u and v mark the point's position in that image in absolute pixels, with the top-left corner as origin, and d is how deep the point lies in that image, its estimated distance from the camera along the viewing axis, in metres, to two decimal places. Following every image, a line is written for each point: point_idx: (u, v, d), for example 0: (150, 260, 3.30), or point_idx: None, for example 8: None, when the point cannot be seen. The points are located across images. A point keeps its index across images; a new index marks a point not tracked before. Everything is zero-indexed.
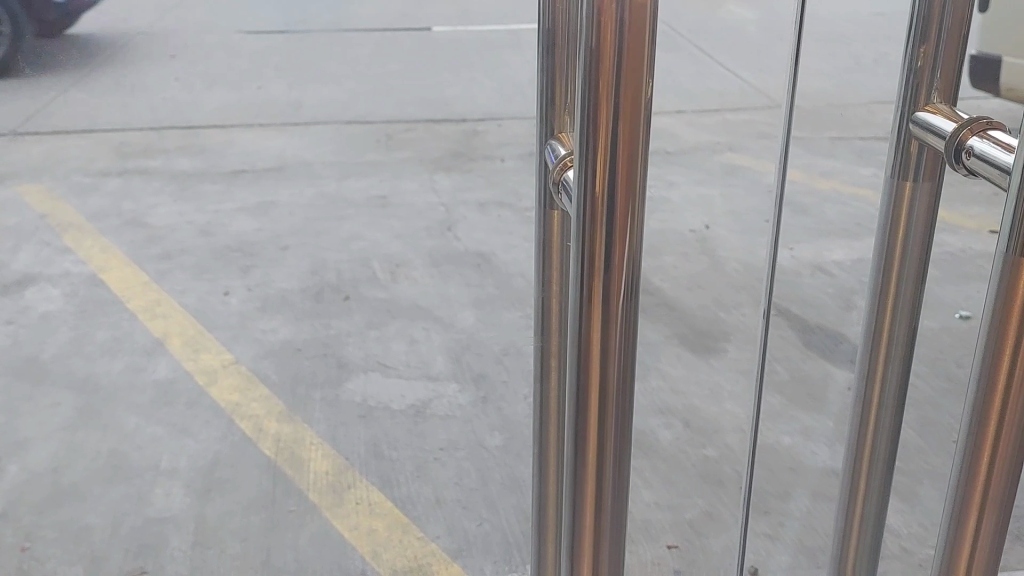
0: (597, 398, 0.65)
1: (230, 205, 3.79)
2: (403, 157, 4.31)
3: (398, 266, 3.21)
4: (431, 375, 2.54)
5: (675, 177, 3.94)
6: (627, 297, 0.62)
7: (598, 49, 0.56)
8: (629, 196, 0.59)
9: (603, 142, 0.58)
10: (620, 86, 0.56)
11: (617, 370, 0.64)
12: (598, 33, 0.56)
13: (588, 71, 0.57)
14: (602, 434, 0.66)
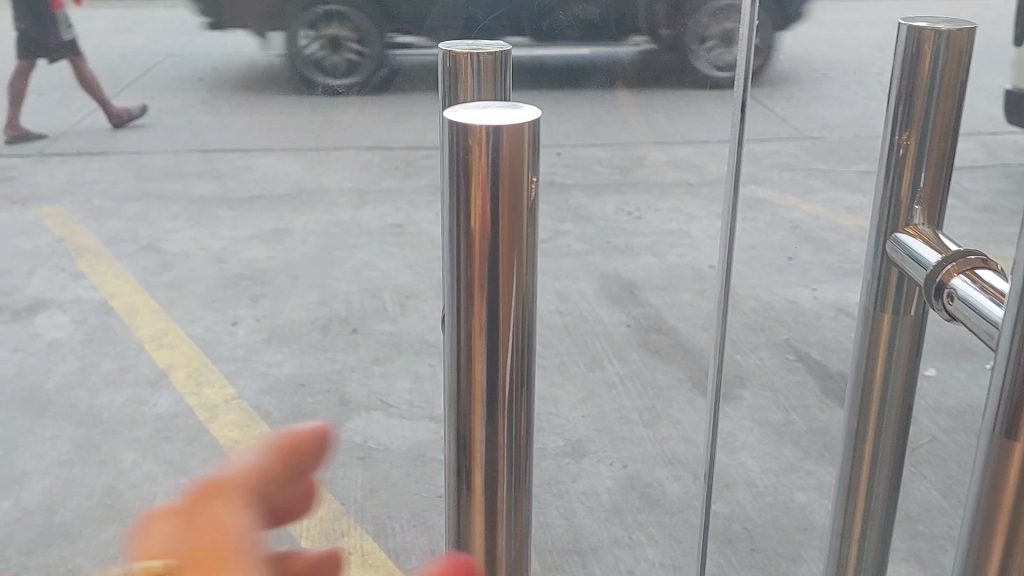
0: (486, 510, 0.65)
1: (245, 231, 3.76)
2: (421, 184, 4.28)
3: (408, 297, 3.15)
4: (434, 416, 2.48)
5: (695, 211, 3.89)
6: (518, 402, 0.62)
7: (467, 171, 0.54)
8: (511, 311, 0.58)
9: (477, 271, 0.56)
10: (494, 209, 0.54)
11: (506, 482, 0.64)
12: (465, 153, 0.54)
13: (458, 193, 0.55)
14: (490, 535, 0.65)
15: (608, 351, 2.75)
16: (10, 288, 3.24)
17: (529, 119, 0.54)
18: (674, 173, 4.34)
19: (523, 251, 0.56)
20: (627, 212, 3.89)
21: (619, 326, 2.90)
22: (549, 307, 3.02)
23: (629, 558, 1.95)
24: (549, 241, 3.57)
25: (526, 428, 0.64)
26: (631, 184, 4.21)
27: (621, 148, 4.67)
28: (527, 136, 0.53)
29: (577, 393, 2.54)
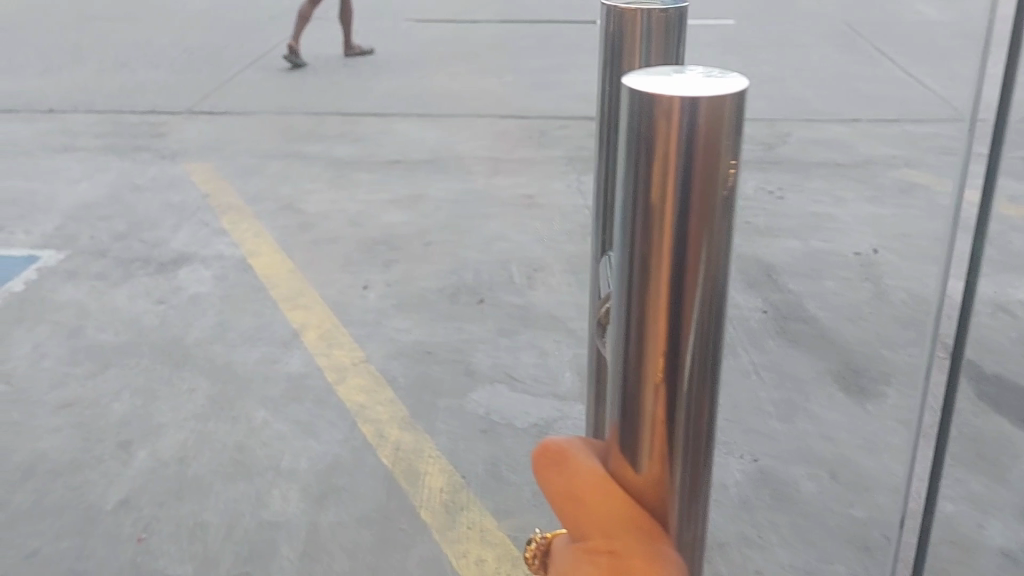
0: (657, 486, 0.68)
1: (381, 196, 3.79)
2: (557, 155, 4.22)
3: (539, 270, 3.10)
4: (560, 394, 2.41)
5: (843, 193, 3.71)
6: (696, 376, 0.65)
7: (647, 152, 0.59)
8: (696, 284, 0.62)
9: (658, 236, 0.61)
10: (686, 189, 0.59)
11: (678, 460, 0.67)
12: (649, 137, 0.59)
13: (644, 161, 0.60)
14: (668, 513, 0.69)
15: (743, 338, 2.64)
16: (157, 242, 3.36)
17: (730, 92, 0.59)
18: (823, 152, 4.14)
19: (711, 228, 0.61)
20: (769, 191, 3.74)
21: (756, 312, 2.78)
22: None
23: (759, 559, 1.85)
24: None
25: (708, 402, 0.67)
26: (774, 162, 4.04)
27: (766, 125, 4.50)
28: (727, 112, 0.58)
29: None
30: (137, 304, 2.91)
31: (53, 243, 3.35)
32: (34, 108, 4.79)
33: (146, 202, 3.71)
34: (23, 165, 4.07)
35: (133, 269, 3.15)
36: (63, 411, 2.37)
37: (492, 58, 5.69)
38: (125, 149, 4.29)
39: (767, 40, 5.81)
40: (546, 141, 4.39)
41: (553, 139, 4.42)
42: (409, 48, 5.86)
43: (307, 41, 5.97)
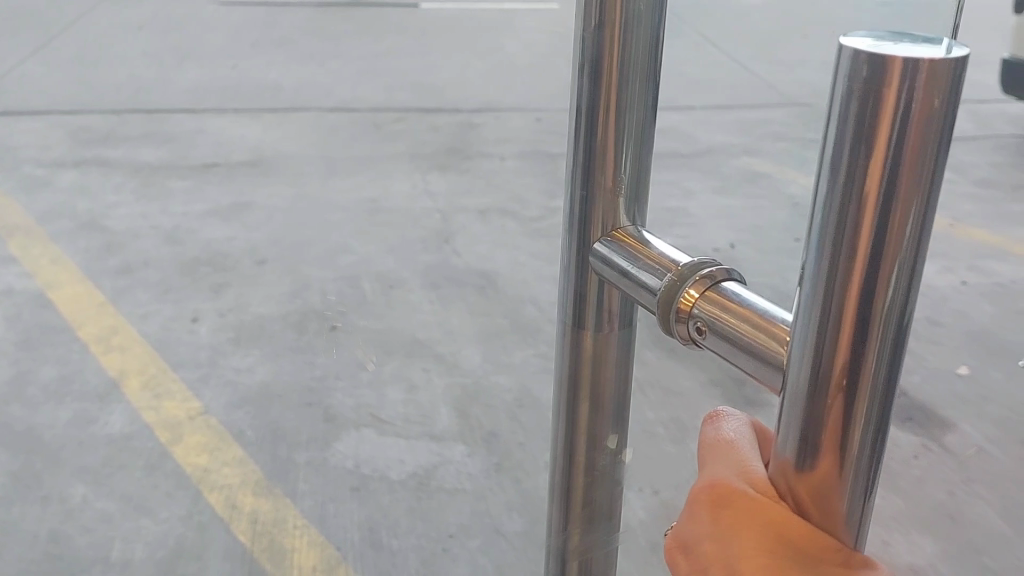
0: (575, 391, 0.73)
1: (200, 207, 3.38)
2: (393, 151, 3.93)
3: (391, 287, 2.82)
4: (433, 433, 2.15)
5: (693, 185, 3.64)
6: (602, 302, 0.68)
7: (598, 98, 0.62)
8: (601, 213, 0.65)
9: (586, 163, 0.65)
10: (600, 118, 0.63)
11: (591, 373, 0.72)
12: (597, 82, 0.62)
13: (582, 95, 0.64)
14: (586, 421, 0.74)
15: None
16: None
17: (623, 19, 0.59)
18: (666, 142, 4.05)
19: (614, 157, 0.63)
20: None
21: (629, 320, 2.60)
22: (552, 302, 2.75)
23: None
24: (542, 222, 3.31)
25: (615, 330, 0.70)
26: None
27: None
28: (618, 41, 0.60)
29: None
30: None
31: None
32: None
33: None
34: None
35: None
36: None
37: (311, 42, 5.33)
38: None
39: None
40: (379, 135, 4.10)
41: (386, 133, 4.14)
42: (217, 34, 5.38)
43: (98, 26, 5.39)
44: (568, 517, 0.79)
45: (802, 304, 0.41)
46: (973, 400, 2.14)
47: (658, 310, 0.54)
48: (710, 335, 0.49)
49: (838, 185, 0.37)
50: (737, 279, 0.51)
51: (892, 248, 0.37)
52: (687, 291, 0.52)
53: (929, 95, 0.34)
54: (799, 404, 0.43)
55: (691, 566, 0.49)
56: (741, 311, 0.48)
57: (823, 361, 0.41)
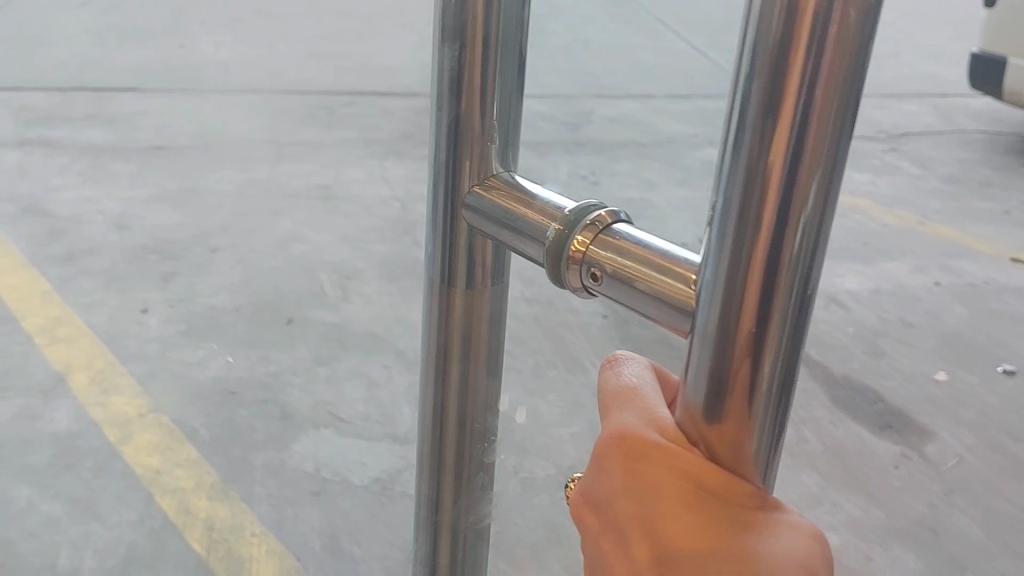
0: (451, 355, 0.80)
1: (147, 191, 3.25)
2: (347, 137, 3.83)
3: (348, 278, 2.73)
4: (396, 435, 2.09)
5: (655, 176, 3.60)
6: (477, 259, 0.76)
7: (464, 56, 0.69)
8: (467, 165, 0.71)
9: (454, 117, 0.71)
10: (469, 77, 0.69)
11: (468, 337, 0.79)
12: (462, 40, 0.68)
13: (449, 52, 0.70)
14: (463, 382, 0.82)
15: (588, 350, 2.41)
16: None
17: None
18: (627, 131, 4.01)
19: (481, 111, 0.70)
20: (584, 176, 3.53)
21: (596, 317, 2.57)
22: (516, 294, 2.64)
23: None
24: None
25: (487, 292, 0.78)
26: (583, 142, 3.85)
27: (564, 100, 4.30)
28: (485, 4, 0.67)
29: (561, 406, 2.20)
30: None
31: None
32: None
33: None
34: None
35: None
36: None
37: (262, 23, 5.18)
38: None
39: None
40: (333, 119, 3.99)
41: (341, 116, 4.03)
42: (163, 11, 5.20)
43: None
44: (441, 467, 0.88)
45: (715, 242, 0.45)
46: (943, 405, 2.14)
47: (549, 261, 0.60)
48: (602, 280, 0.55)
49: (749, 121, 0.42)
50: (623, 219, 0.57)
51: (802, 175, 0.41)
52: (577, 239, 0.57)
53: (840, 34, 0.39)
54: (710, 345, 0.47)
55: (603, 522, 0.52)
56: (629, 252, 0.54)
57: (736, 294, 0.45)
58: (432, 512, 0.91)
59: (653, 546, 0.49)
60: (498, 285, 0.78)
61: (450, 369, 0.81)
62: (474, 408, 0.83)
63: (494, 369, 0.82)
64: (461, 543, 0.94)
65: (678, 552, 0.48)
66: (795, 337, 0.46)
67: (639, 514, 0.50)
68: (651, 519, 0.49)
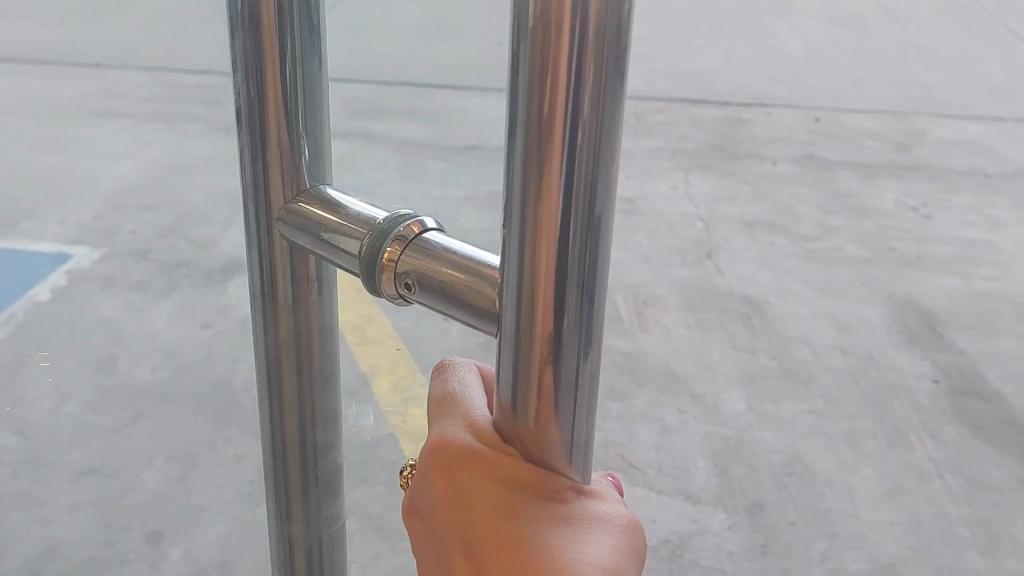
0: (286, 369, 0.72)
1: (459, 190, 3.30)
2: (655, 147, 3.79)
3: (646, 304, 2.64)
4: (689, 493, 1.98)
5: (998, 213, 3.29)
6: (301, 266, 0.69)
7: (260, 46, 0.62)
8: (274, 170, 0.65)
9: (256, 114, 0.64)
10: (265, 71, 0.63)
11: (298, 347, 0.71)
12: (259, 30, 0.62)
13: (243, 43, 0.63)
14: (296, 400, 0.73)
15: (917, 422, 2.22)
16: (206, 242, 2.91)
17: None
18: (967, 158, 3.74)
19: (282, 107, 0.64)
20: (912, 207, 3.32)
21: (925, 381, 2.36)
22: (830, 343, 2.50)
23: None
24: (817, 242, 3.05)
25: (317, 299, 0.71)
26: (914, 169, 3.64)
27: (893, 117, 4.16)
28: None
29: (880, 485, 2.04)
30: (179, 329, 2.46)
31: (89, 237, 2.93)
32: (74, 54, 4.41)
33: (194, 188, 3.26)
34: (60, 135, 3.64)
35: (177, 278, 2.71)
36: (85, 481, 1.97)
37: None
38: (176, 118, 3.84)
39: (880, 20, 5.45)
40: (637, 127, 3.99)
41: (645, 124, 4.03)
42: None
43: None
44: (287, 512, 0.79)
45: (512, 209, 0.47)
46: None
47: (360, 269, 0.55)
48: (416, 289, 0.52)
49: (525, 118, 0.44)
50: (433, 228, 0.54)
51: (578, 132, 0.43)
52: (387, 247, 0.54)
53: (599, 29, 0.42)
54: (514, 316, 0.49)
55: (423, 534, 0.53)
56: (442, 258, 0.52)
57: (532, 259, 0.46)
58: (284, 569, 0.81)
59: (459, 546, 0.50)
60: (325, 294, 0.71)
61: (284, 392, 0.73)
62: (314, 429, 0.75)
63: (332, 387, 0.75)
64: None
65: (482, 536, 0.49)
66: (589, 322, 0.48)
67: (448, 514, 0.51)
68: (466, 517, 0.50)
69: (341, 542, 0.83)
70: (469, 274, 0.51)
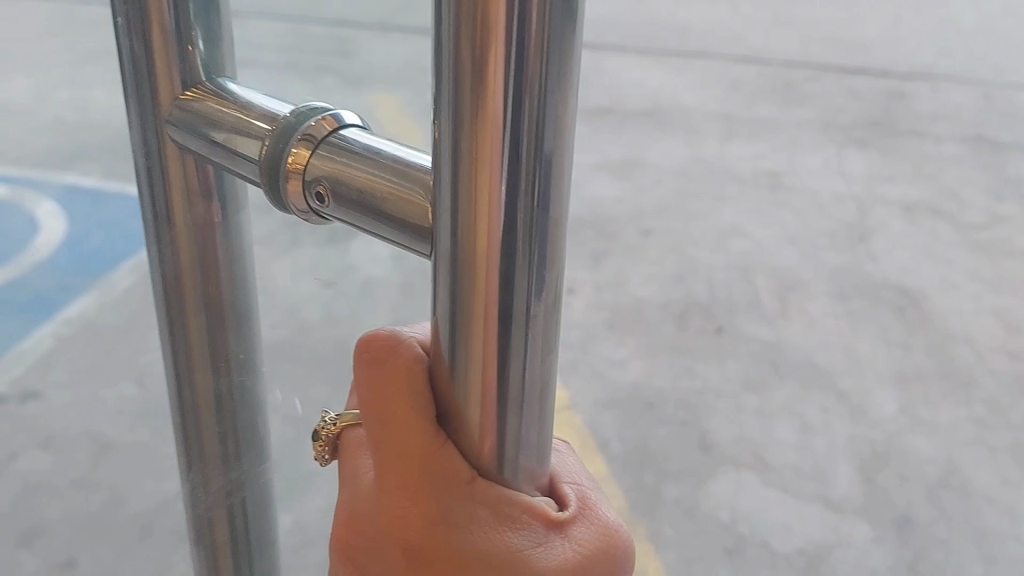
0: (188, 305, 0.62)
1: (592, 157, 3.16)
2: (805, 118, 3.55)
3: (789, 289, 2.45)
4: (829, 500, 1.81)
5: None
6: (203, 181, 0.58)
7: None
8: (162, 59, 0.54)
9: None
10: None
11: (204, 281, 0.61)
12: None
13: None
14: (206, 341, 0.63)
15: None
16: None
17: None
18: None
19: None
20: None
21: None
22: (996, 345, 2.26)
23: None
24: (983, 231, 2.78)
25: (223, 225, 0.60)
26: None
27: None
28: None
29: None
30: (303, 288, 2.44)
31: None
32: None
33: None
34: None
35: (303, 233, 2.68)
36: None
37: None
38: None
39: None
40: (785, 95, 3.76)
41: (794, 92, 3.80)
42: None
43: None
44: (206, 495, 0.69)
45: (445, 129, 0.38)
46: None
47: (262, 177, 0.47)
48: (327, 199, 0.44)
49: (454, 14, 0.35)
50: (351, 125, 0.46)
51: (522, 25, 0.34)
52: (291, 149, 0.46)
53: None
54: (448, 261, 0.41)
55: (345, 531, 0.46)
56: (355, 159, 0.44)
57: (466, 196, 0.38)
58: (199, 532, 0.71)
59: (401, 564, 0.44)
60: (232, 217, 0.61)
61: (189, 339, 0.63)
62: (226, 376, 0.65)
63: (250, 339, 0.66)
64: (246, 559, 0.73)
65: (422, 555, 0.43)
66: (542, 249, 0.39)
67: (403, 528, 0.43)
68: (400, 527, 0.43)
69: (268, 504, 0.74)
70: (388, 184, 0.43)
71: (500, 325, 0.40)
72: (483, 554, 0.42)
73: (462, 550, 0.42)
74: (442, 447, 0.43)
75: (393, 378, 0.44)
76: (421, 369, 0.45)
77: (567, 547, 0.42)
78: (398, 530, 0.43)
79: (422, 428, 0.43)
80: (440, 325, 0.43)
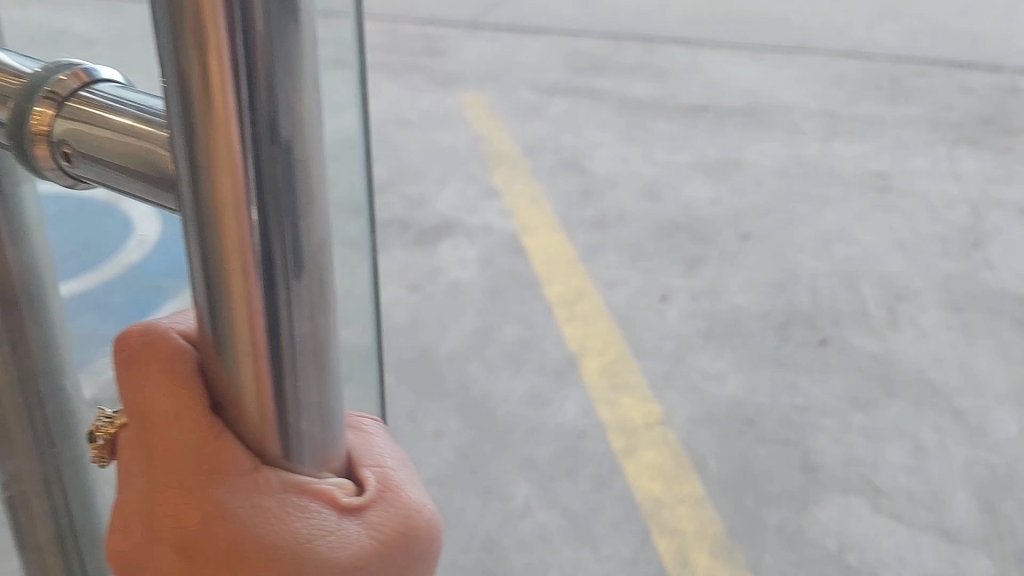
0: None
1: (686, 157, 3.05)
2: (912, 115, 3.36)
3: (898, 298, 2.30)
4: (947, 530, 1.67)
5: None
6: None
7: None
8: None
9: None
10: None
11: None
12: None
13: None
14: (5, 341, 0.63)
15: None
16: (420, 199, 2.81)
17: None
18: None
19: None
20: None
21: None
22: None
23: None
24: None
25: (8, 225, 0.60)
26: None
27: None
28: None
29: None
30: (388, 291, 2.39)
31: None
32: None
33: (413, 140, 3.18)
34: None
35: (388, 235, 2.64)
36: None
37: None
38: (401, 69, 3.79)
39: None
40: (889, 91, 3.58)
41: (899, 88, 3.61)
42: None
43: None
44: (22, 496, 0.69)
45: (168, 85, 0.35)
46: None
47: (10, 142, 0.47)
48: (76, 157, 0.44)
49: None
50: (102, 80, 0.47)
51: None
52: (35, 110, 0.46)
53: None
54: (194, 224, 0.38)
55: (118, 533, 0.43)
56: (105, 120, 0.43)
57: (204, 152, 0.35)
58: (15, 529, 0.72)
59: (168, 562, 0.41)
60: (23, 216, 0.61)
61: None
62: (31, 377, 0.65)
63: (52, 340, 0.65)
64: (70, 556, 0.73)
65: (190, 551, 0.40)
66: (293, 207, 0.36)
67: (171, 522, 0.40)
68: (165, 519, 0.41)
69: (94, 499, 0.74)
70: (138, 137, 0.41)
71: (263, 294, 0.38)
72: (267, 546, 0.39)
73: (245, 547, 0.39)
74: (217, 435, 0.41)
75: (153, 360, 0.42)
76: (184, 356, 0.42)
77: (361, 532, 0.41)
78: (166, 525, 0.40)
79: (190, 415, 0.41)
80: (200, 302, 0.40)
